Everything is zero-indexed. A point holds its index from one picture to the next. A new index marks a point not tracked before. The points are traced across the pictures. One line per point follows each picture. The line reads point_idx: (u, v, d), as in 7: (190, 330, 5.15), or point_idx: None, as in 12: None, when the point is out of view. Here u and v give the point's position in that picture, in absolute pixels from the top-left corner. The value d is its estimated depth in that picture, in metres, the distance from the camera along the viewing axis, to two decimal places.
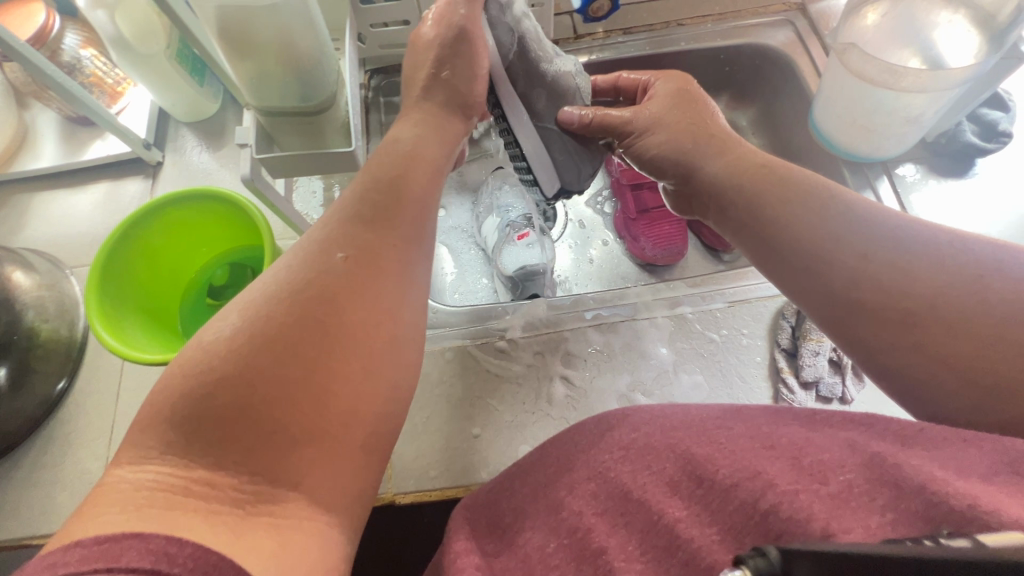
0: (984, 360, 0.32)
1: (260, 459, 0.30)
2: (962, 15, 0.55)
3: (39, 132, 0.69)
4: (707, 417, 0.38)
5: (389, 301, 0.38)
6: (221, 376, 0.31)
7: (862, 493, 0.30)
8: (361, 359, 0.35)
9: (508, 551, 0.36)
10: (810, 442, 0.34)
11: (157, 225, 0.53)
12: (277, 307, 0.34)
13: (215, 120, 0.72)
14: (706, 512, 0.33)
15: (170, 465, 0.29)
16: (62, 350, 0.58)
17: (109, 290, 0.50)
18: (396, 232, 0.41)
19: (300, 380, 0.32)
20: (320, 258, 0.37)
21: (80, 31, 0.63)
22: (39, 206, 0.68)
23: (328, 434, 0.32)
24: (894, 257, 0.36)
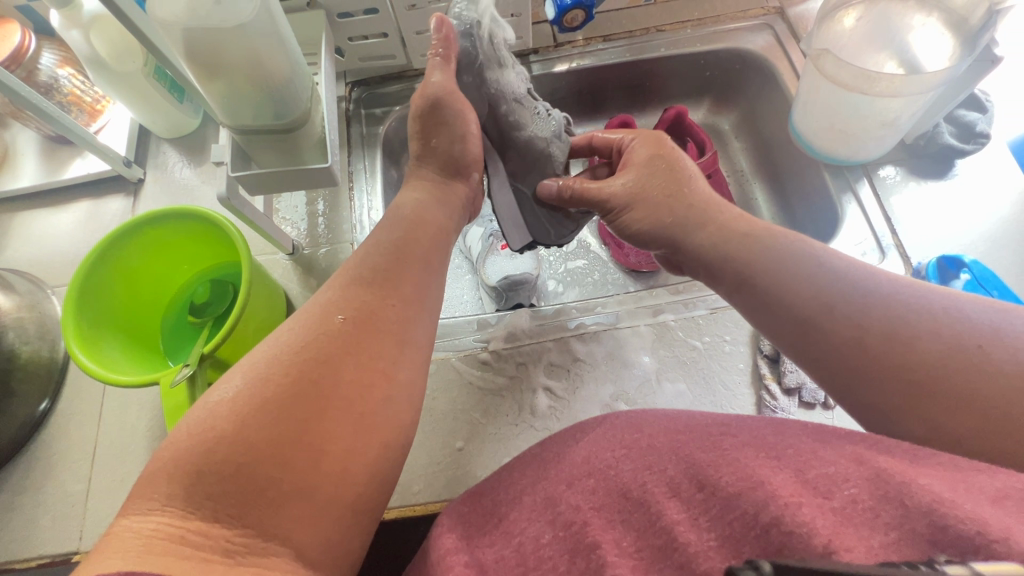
0: (947, 407, 0.34)
1: (255, 514, 0.30)
2: (935, 18, 0.55)
3: (20, 151, 0.69)
4: (714, 422, 0.39)
5: (389, 360, 0.38)
6: (222, 432, 0.31)
7: (867, 510, 0.30)
8: (358, 418, 0.35)
9: (503, 539, 0.35)
10: (817, 455, 0.34)
11: (133, 246, 0.54)
12: (282, 365, 0.35)
13: (196, 135, 0.72)
14: (704, 517, 0.33)
15: (169, 516, 0.29)
16: (43, 371, 0.58)
17: (86, 314, 0.50)
18: (394, 294, 0.41)
19: (297, 441, 0.32)
20: (323, 318, 0.38)
21: (57, 50, 0.63)
22: (21, 226, 0.68)
23: (321, 492, 0.32)
24: (868, 309, 0.37)
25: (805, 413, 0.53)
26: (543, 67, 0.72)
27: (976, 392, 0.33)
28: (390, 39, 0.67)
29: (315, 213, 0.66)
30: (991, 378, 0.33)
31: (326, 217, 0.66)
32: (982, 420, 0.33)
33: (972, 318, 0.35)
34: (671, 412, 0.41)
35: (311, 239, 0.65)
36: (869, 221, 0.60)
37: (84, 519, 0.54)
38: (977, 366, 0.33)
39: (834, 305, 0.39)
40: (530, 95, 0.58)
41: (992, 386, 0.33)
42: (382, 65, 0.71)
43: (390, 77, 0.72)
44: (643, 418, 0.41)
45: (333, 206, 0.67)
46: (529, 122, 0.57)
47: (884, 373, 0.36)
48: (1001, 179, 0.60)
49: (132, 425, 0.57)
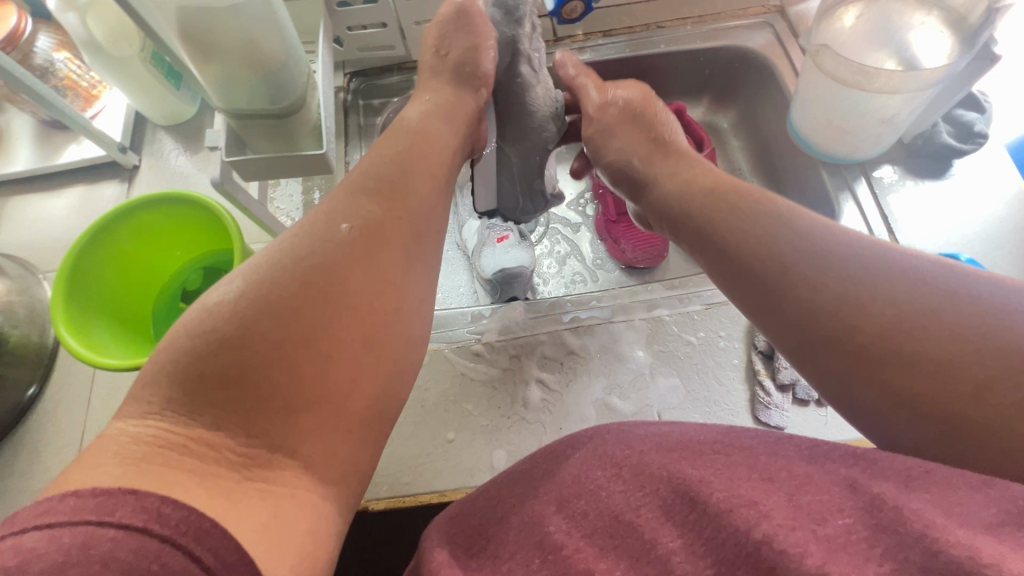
0: (910, 360, 0.33)
1: (258, 421, 0.32)
2: (935, 16, 0.55)
3: (13, 135, 0.68)
4: (703, 438, 0.37)
5: (394, 276, 0.40)
6: (226, 336, 0.33)
7: (861, 540, 0.29)
8: (364, 331, 0.37)
9: (492, 565, 0.35)
10: (810, 481, 0.32)
11: (127, 232, 0.53)
12: (285, 272, 0.36)
13: (192, 123, 0.71)
14: (699, 542, 0.32)
15: (174, 421, 0.31)
16: (33, 356, 0.58)
17: (77, 297, 0.50)
18: (397, 211, 0.43)
19: (304, 348, 0.34)
20: (327, 227, 0.39)
21: (54, 34, 0.62)
22: (13, 210, 0.67)
23: (328, 402, 0.34)
24: (817, 262, 0.38)
25: (799, 411, 0.53)
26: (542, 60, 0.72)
27: (928, 341, 0.33)
28: (389, 29, 0.66)
29: (311, 203, 0.66)
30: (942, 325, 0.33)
31: None
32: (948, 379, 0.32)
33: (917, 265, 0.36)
34: (664, 426, 0.39)
35: None
36: (866, 220, 0.60)
37: None
38: (924, 308, 0.34)
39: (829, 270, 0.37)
40: None
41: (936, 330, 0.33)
42: (381, 56, 0.70)
43: (389, 68, 0.72)
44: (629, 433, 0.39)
45: None
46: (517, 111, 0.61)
47: (870, 351, 0.34)
48: (997, 178, 0.60)
49: None
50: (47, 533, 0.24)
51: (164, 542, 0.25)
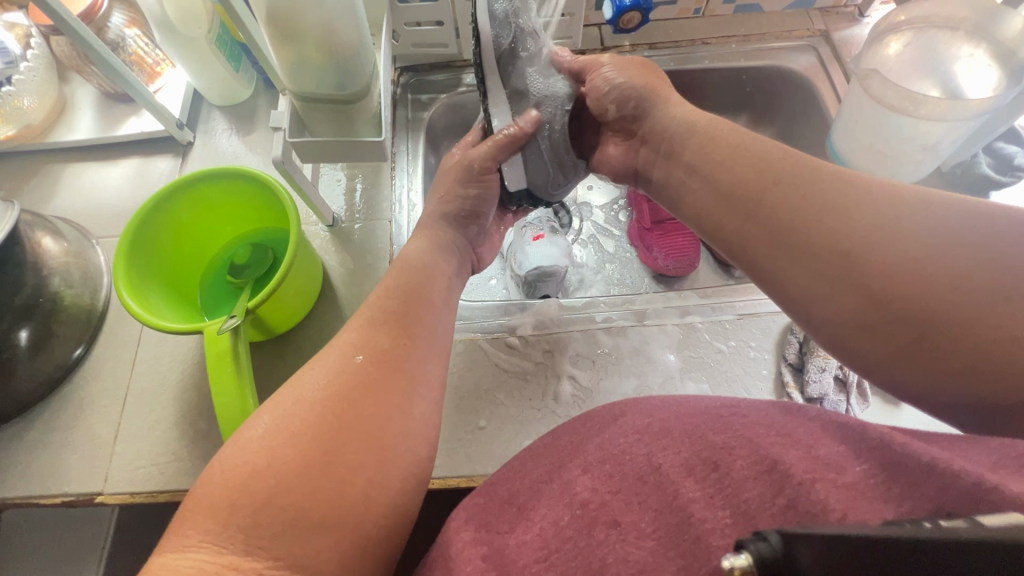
0: (910, 290, 0.32)
1: (283, 544, 0.30)
2: (984, 49, 0.56)
3: (76, 105, 0.71)
4: (720, 404, 0.40)
5: (403, 396, 0.38)
6: (254, 467, 0.32)
7: (879, 483, 0.30)
8: (379, 447, 0.35)
9: (522, 526, 0.36)
10: (827, 434, 0.35)
11: (185, 202, 0.56)
12: (306, 403, 0.35)
13: (247, 105, 0.74)
14: (719, 496, 0.34)
15: (205, 551, 0.29)
16: (83, 316, 0.60)
17: (136, 261, 0.52)
18: (407, 333, 0.42)
19: (322, 475, 0.32)
20: (340, 360, 0.39)
21: (127, 11, 0.65)
22: (71, 176, 0.70)
23: (349, 518, 0.32)
24: (839, 219, 0.36)
25: None
26: None
27: (929, 264, 0.31)
28: (444, 28, 0.69)
29: (355, 189, 0.68)
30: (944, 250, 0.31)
31: (366, 193, 0.68)
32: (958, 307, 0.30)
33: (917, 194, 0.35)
34: (714, 405, 0.40)
35: (352, 214, 0.66)
36: None
37: (111, 463, 0.55)
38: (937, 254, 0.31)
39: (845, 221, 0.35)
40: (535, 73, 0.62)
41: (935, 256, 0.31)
42: (433, 53, 0.73)
43: (439, 66, 0.74)
44: (655, 404, 0.41)
45: (374, 183, 0.68)
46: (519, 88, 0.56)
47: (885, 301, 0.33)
48: None
49: (164, 375, 0.59)
50: None
51: None
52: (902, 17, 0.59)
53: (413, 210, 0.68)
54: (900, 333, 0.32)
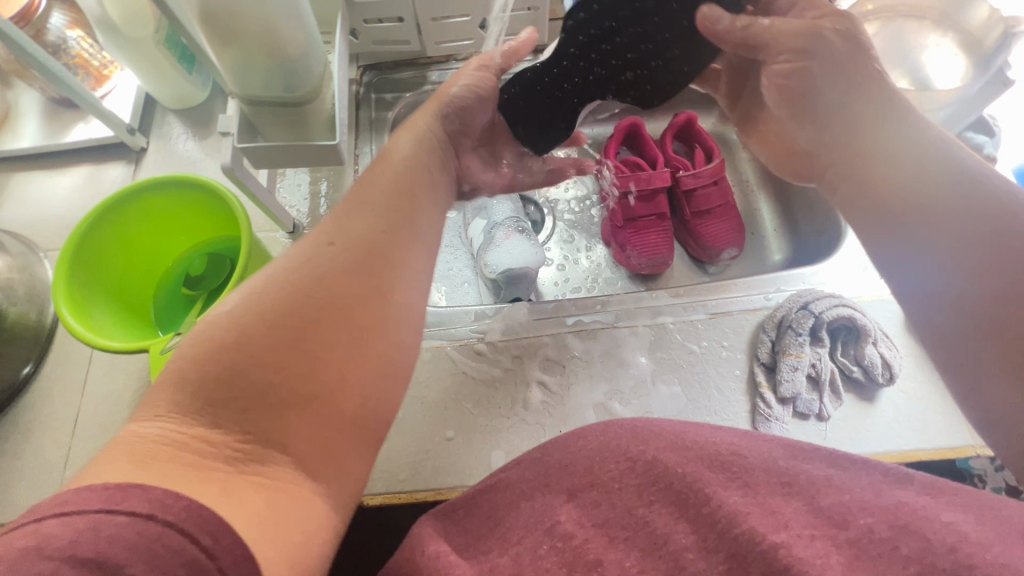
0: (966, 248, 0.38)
1: (256, 419, 0.30)
2: (951, 38, 0.56)
3: (20, 112, 0.68)
4: (721, 438, 0.37)
5: (388, 277, 0.37)
6: (217, 346, 0.31)
7: (882, 541, 0.30)
8: (353, 334, 0.34)
9: (498, 547, 0.34)
10: (830, 483, 0.34)
11: (133, 212, 0.53)
12: (278, 283, 0.34)
13: (203, 108, 0.71)
14: (712, 539, 0.32)
15: (173, 422, 0.30)
16: (29, 335, 0.57)
17: (80, 277, 0.50)
18: (391, 220, 0.39)
19: (292, 357, 0.32)
20: (313, 246, 0.36)
21: (67, 12, 0.62)
22: (17, 187, 0.66)
23: (317, 400, 0.32)
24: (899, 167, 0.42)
25: (798, 424, 0.53)
26: None
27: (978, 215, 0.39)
28: (405, 24, 0.66)
29: (317, 194, 0.66)
30: (979, 201, 0.38)
31: (328, 198, 0.65)
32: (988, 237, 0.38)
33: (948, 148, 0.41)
34: (680, 424, 0.39)
35: (313, 219, 0.64)
36: None
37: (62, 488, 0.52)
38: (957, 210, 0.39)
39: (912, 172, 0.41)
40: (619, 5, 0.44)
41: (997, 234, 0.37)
42: (396, 50, 0.70)
43: (403, 63, 0.72)
44: (647, 427, 0.38)
45: (336, 186, 0.66)
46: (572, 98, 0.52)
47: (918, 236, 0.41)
48: None
49: (117, 394, 0.56)
50: (62, 519, 0.25)
51: (166, 527, 0.25)
52: (869, 6, 0.59)
53: None
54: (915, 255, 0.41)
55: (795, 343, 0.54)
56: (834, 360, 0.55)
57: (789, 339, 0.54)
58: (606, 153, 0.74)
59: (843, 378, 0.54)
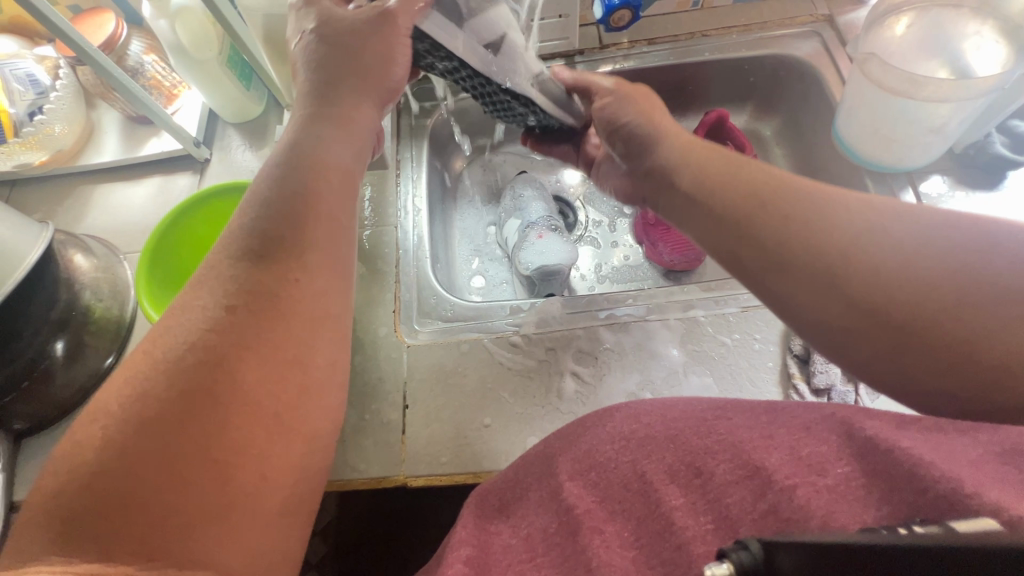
0: (942, 322, 0.32)
1: (162, 540, 0.30)
2: (990, 27, 0.55)
3: (102, 130, 0.76)
4: (709, 405, 0.42)
5: (297, 349, 0.36)
6: (110, 464, 0.30)
7: (860, 488, 0.36)
8: (268, 422, 0.34)
9: (511, 517, 0.41)
10: (808, 430, 0.39)
11: (199, 219, 0.59)
12: (167, 378, 0.33)
13: (259, 121, 0.77)
14: (702, 503, 0.38)
15: (63, 559, 0.28)
16: (113, 327, 0.64)
17: (159, 279, 0.56)
18: (294, 272, 0.38)
19: (198, 461, 0.31)
20: (206, 321, 0.35)
21: (145, 39, 0.69)
22: (99, 197, 0.74)
23: (234, 505, 0.32)
24: (848, 247, 0.35)
25: None
26: (587, 67, 0.73)
27: (937, 288, 0.32)
28: None
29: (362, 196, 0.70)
30: (943, 281, 0.32)
31: (374, 199, 0.69)
32: (947, 314, 0.32)
33: (891, 228, 0.35)
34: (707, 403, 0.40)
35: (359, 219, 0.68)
36: None
37: None
38: (920, 285, 0.33)
39: (857, 249, 0.35)
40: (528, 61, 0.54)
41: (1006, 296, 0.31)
42: None
43: None
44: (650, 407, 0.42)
45: (380, 189, 0.70)
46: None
47: (888, 322, 0.33)
48: None
49: None
50: None
51: None
52: None
53: (419, 214, 0.69)
54: (874, 343, 0.34)
55: None
56: None
57: None
58: None
59: None
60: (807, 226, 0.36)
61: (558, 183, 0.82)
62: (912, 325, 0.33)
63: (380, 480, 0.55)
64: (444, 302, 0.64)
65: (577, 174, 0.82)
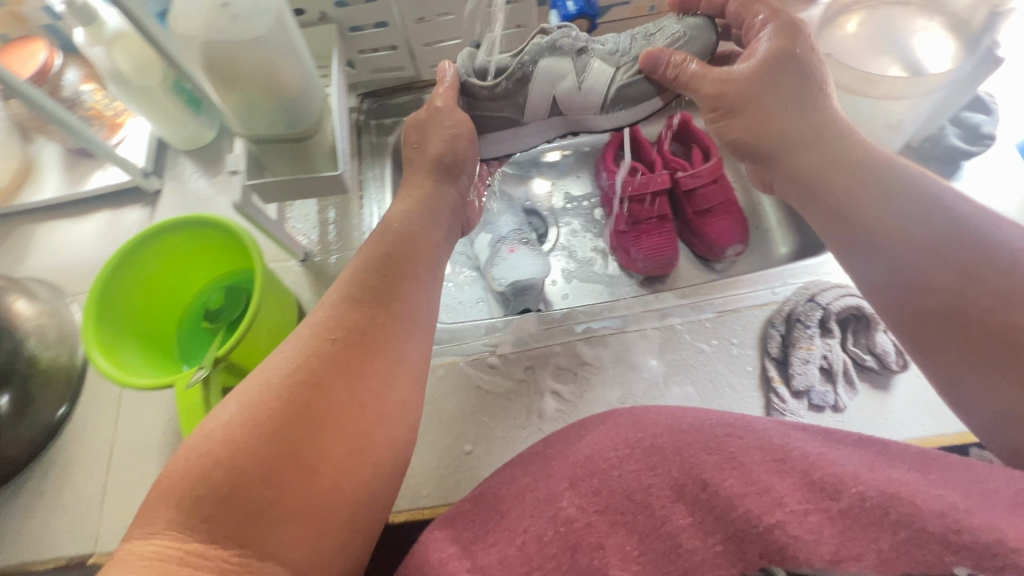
0: (987, 299, 0.37)
1: (250, 532, 0.30)
2: (937, 22, 0.56)
3: (42, 165, 0.71)
4: (719, 422, 0.38)
5: (378, 377, 0.37)
6: (218, 456, 0.31)
7: (875, 508, 0.30)
8: (350, 437, 0.34)
9: (501, 536, 0.35)
10: (828, 459, 0.34)
11: (152, 253, 0.56)
12: (275, 386, 0.34)
13: (212, 147, 0.73)
14: (709, 519, 0.33)
15: (173, 536, 0.30)
16: (63, 376, 0.60)
17: (107, 320, 0.52)
18: (387, 311, 0.40)
19: (287, 464, 0.31)
20: (313, 342, 0.37)
21: (81, 67, 0.65)
22: (43, 236, 0.70)
23: (314, 512, 0.31)
24: (909, 219, 0.42)
25: (815, 416, 0.53)
26: None
27: (987, 271, 0.38)
28: (399, 52, 0.68)
29: (327, 221, 0.68)
30: (988, 264, 0.38)
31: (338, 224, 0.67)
32: (999, 298, 0.37)
33: (955, 216, 0.41)
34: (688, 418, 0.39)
35: (322, 245, 0.66)
36: None
37: (102, 522, 0.55)
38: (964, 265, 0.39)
39: (912, 222, 0.41)
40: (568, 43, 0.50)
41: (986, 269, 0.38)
42: (392, 77, 0.72)
43: (400, 87, 0.74)
44: (644, 415, 0.40)
45: (344, 213, 0.68)
46: (574, 45, 0.51)
47: (935, 285, 0.40)
48: (1005, 180, 0.60)
49: (148, 429, 0.59)
50: None
51: None
52: None
53: None
54: (918, 300, 0.41)
55: (805, 336, 0.54)
56: (844, 351, 0.55)
57: (799, 333, 0.54)
58: (602, 160, 0.76)
59: (855, 366, 0.54)
60: (874, 199, 0.43)
61: (528, 195, 0.80)
62: (957, 299, 0.39)
63: None
64: None
65: (546, 183, 0.81)
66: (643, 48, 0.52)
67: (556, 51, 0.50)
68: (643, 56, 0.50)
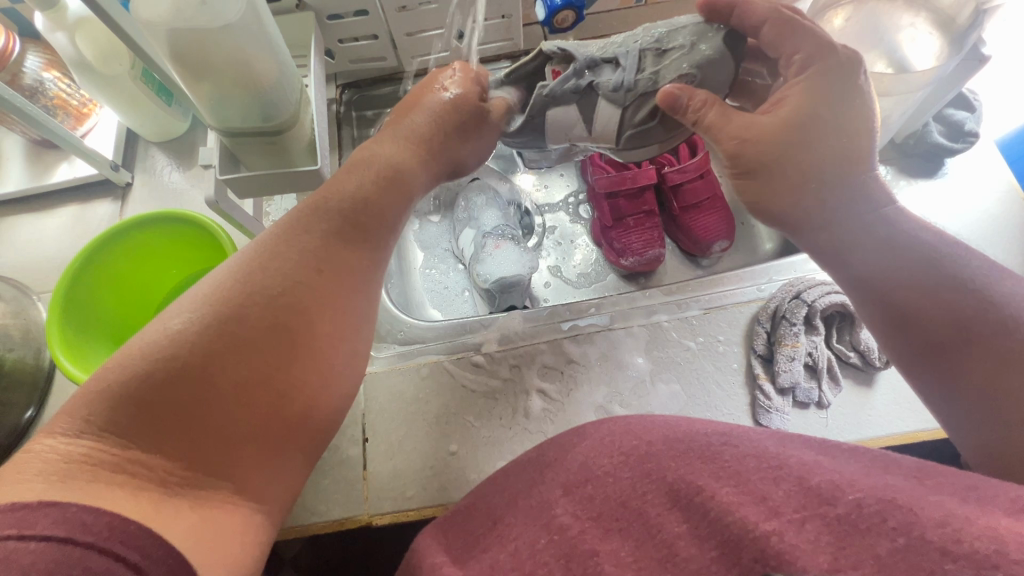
0: (985, 358, 0.37)
1: (199, 448, 0.31)
2: (923, 19, 0.55)
3: (3, 156, 0.67)
4: (714, 431, 0.36)
5: (355, 316, 0.39)
6: (178, 365, 0.31)
7: (874, 514, 0.28)
8: (321, 370, 0.36)
9: (497, 544, 0.34)
10: (818, 464, 0.32)
11: (119, 252, 0.53)
12: (243, 305, 0.34)
13: (184, 138, 0.71)
14: (704, 525, 0.31)
15: (104, 441, 0.29)
16: (28, 379, 0.57)
17: (73, 320, 0.50)
18: (371, 256, 0.41)
19: (254, 388, 0.33)
20: (296, 265, 0.37)
21: (42, 54, 0.62)
22: (5, 232, 0.67)
23: (270, 435, 0.34)
24: (914, 263, 0.41)
25: (799, 414, 0.53)
26: None
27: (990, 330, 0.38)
28: (381, 41, 0.66)
29: None
30: (988, 320, 0.38)
31: None
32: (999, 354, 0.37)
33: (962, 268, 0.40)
34: (676, 419, 0.38)
35: None
36: None
37: None
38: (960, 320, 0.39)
39: (903, 266, 0.42)
40: (566, 81, 0.46)
41: (966, 302, 0.39)
42: (373, 67, 0.70)
43: (381, 78, 0.72)
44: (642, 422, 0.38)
45: None
46: (576, 86, 0.46)
47: (930, 332, 0.40)
48: (987, 175, 0.61)
49: None
50: None
51: (88, 547, 0.25)
52: None
53: None
54: (915, 344, 0.41)
55: (790, 333, 0.54)
56: (828, 348, 0.55)
57: (783, 330, 0.54)
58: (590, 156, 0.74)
59: (840, 363, 0.54)
60: (872, 232, 0.43)
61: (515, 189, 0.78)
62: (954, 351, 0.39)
63: (344, 522, 0.51)
64: (400, 323, 0.60)
65: (531, 178, 0.80)
66: (647, 87, 0.45)
67: (558, 99, 0.47)
68: (661, 95, 0.42)
